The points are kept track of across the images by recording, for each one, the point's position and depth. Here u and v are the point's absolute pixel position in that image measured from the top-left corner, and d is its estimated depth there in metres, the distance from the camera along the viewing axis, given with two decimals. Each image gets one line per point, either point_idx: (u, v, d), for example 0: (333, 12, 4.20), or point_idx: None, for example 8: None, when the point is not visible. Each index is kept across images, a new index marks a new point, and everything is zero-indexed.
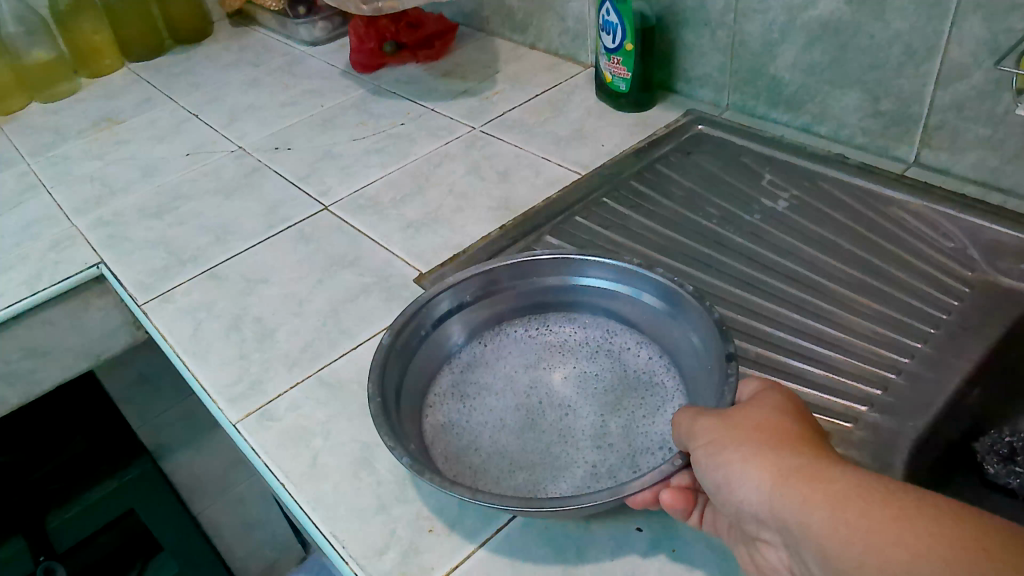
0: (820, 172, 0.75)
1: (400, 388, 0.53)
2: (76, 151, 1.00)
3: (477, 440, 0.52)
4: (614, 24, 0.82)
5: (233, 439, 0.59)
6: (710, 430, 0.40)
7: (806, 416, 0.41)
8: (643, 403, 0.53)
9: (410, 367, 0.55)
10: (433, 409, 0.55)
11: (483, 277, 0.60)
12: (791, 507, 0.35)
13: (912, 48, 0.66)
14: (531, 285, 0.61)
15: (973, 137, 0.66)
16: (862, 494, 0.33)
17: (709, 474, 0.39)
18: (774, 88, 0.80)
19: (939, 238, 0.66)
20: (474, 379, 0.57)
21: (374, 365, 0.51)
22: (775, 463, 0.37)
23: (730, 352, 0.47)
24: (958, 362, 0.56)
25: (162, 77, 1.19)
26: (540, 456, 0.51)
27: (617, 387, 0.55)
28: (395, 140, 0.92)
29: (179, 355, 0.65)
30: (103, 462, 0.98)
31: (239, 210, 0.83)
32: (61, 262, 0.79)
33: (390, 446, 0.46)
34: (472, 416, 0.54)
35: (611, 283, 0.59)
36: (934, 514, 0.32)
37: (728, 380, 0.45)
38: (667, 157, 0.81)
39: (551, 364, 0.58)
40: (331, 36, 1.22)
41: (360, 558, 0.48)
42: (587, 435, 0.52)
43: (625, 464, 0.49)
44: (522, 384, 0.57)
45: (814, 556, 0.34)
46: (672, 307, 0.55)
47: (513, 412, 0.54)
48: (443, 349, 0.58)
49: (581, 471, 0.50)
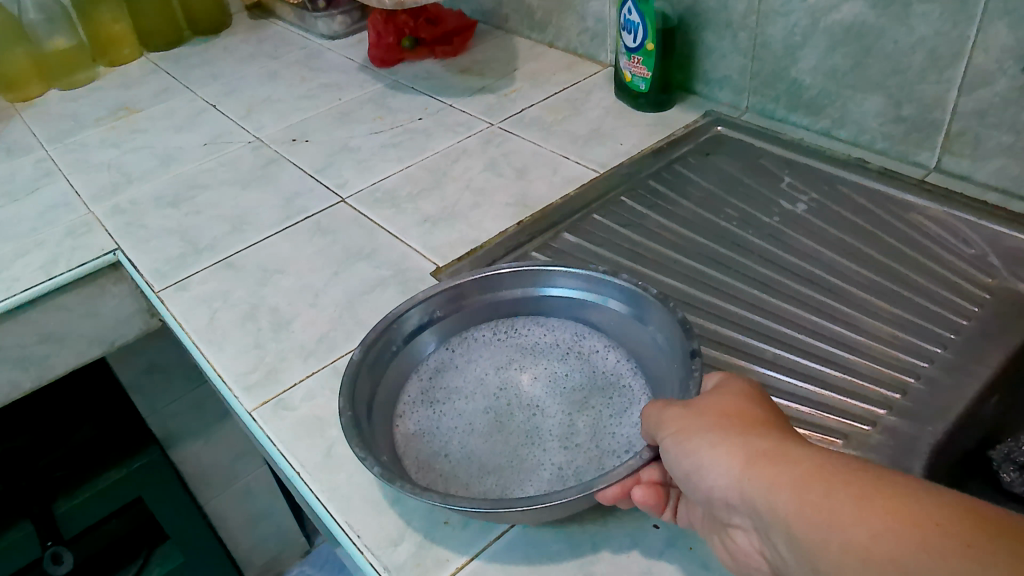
0: (840, 176, 0.75)
1: (374, 401, 0.53)
2: (93, 139, 1.00)
3: (445, 445, 0.52)
4: (635, 23, 0.82)
5: (248, 427, 0.59)
6: (679, 418, 0.40)
7: (767, 402, 0.41)
8: (609, 404, 0.53)
9: (384, 380, 0.55)
10: (405, 417, 0.54)
11: (449, 290, 0.59)
12: (757, 490, 0.35)
13: (937, 54, 0.66)
14: (499, 294, 0.60)
15: (995, 145, 0.66)
16: (823, 474, 0.33)
17: (678, 463, 0.39)
18: (794, 90, 0.80)
19: (959, 244, 0.66)
20: (444, 382, 0.56)
21: (346, 382, 0.51)
22: (742, 447, 0.37)
23: (694, 348, 0.48)
24: (979, 368, 0.56)
25: (180, 67, 1.19)
26: (508, 459, 0.50)
27: (586, 388, 0.54)
28: (412, 134, 0.92)
29: (195, 343, 0.66)
30: (111, 450, 1.00)
31: (256, 201, 0.84)
32: (77, 248, 0.79)
33: (362, 457, 0.46)
34: (440, 420, 0.53)
35: (577, 291, 0.59)
36: (891, 492, 0.32)
37: (692, 376, 0.46)
38: (685, 157, 0.81)
39: (519, 365, 0.57)
40: (349, 31, 1.22)
41: (375, 548, 0.48)
42: (554, 435, 0.51)
43: (592, 466, 0.49)
44: (491, 388, 0.56)
45: (782, 538, 0.34)
46: (640, 309, 0.54)
47: (480, 415, 0.54)
48: (415, 360, 0.58)
49: (549, 474, 0.49)
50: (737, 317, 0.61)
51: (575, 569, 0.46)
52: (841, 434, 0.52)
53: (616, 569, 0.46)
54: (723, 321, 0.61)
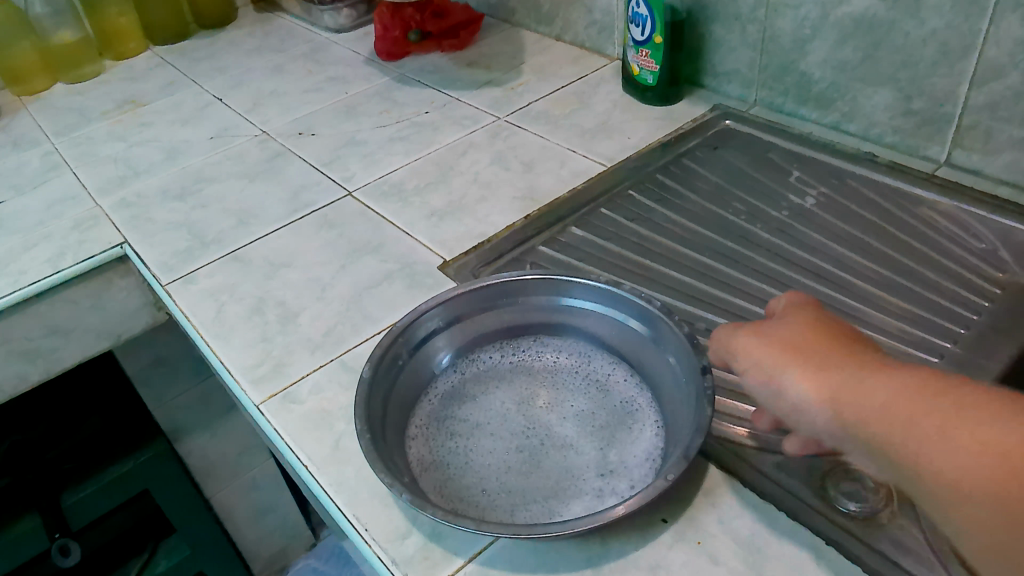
0: (849, 170, 0.74)
1: (387, 417, 0.51)
2: (100, 132, 1.00)
3: (459, 470, 0.50)
4: (643, 16, 0.82)
5: (256, 420, 0.59)
6: (754, 351, 0.43)
7: (836, 320, 0.44)
8: (621, 427, 0.52)
9: (394, 395, 0.53)
10: (417, 440, 0.52)
11: (454, 306, 0.57)
12: (840, 409, 0.38)
13: (948, 46, 0.65)
14: (503, 310, 0.59)
15: (1007, 139, 0.66)
16: (901, 389, 0.36)
17: (759, 389, 0.43)
18: (803, 84, 0.79)
19: (969, 239, 0.65)
20: (453, 406, 0.55)
21: (360, 396, 0.49)
22: (819, 373, 0.40)
23: (705, 365, 0.48)
24: (990, 363, 0.55)
25: (186, 61, 1.19)
26: (526, 481, 0.49)
27: (599, 411, 0.53)
28: (419, 128, 0.92)
29: (202, 336, 0.66)
30: (118, 441, 1.00)
31: (263, 194, 0.84)
32: (85, 241, 0.79)
33: (388, 482, 0.44)
34: (452, 445, 0.52)
35: (580, 306, 0.58)
36: (965, 398, 0.34)
37: (705, 395, 0.46)
38: (693, 151, 0.81)
39: (526, 387, 0.56)
40: (355, 24, 1.22)
41: (383, 542, 0.48)
42: (568, 456, 0.50)
43: (610, 491, 0.48)
44: (499, 410, 0.54)
45: (866, 450, 0.37)
46: (653, 331, 0.53)
47: (491, 437, 0.52)
48: (422, 373, 0.56)
49: (568, 494, 0.48)
50: (746, 313, 0.61)
51: (584, 563, 0.46)
52: None
53: (625, 563, 0.45)
54: (731, 316, 0.61)
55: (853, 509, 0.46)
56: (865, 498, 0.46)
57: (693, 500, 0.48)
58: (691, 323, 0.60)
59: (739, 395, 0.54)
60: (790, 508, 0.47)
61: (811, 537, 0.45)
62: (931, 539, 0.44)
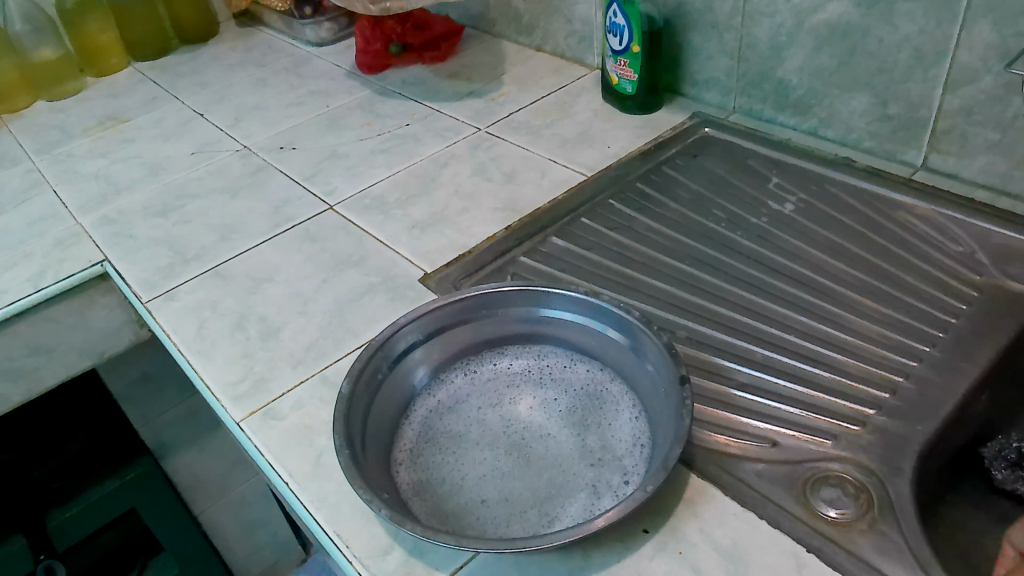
0: (828, 175, 0.75)
1: (367, 433, 0.50)
2: (81, 149, 1.00)
3: (455, 489, 0.50)
4: (621, 26, 0.82)
5: (237, 437, 0.59)
6: None
7: None
8: (605, 429, 0.53)
9: (375, 409, 0.52)
10: (404, 466, 0.52)
11: (437, 320, 0.57)
12: None
13: (922, 52, 0.66)
14: (486, 323, 0.59)
15: (982, 142, 0.66)
16: None
17: None
18: (781, 91, 0.80)
19: (947, 243, 0.66)
20: (438, 424, 0.55)
21: (339, 414, 0.48)
22: None
23: (683, 374, 0.48)
24: (969, 366, 0.56)
25: (168, 76, 1.19)
26: (512, 495, 0.49)
27: (583, 422, 0.54)
28: (401, 140, 0.92)
29: (183, 353, 0.65)
30: (105, 461, 0.99)
31: (244, 209, 0.83)
32: (65, 260, 0.79)
33: (367, 499, 0.44)
34: (442, 464, 0.52)
35: (562, 317, 0.57)
36: None
37: (684, 405, 0.46)
38: (673, 159, 0.81)
39: (511, 401, 0.56)
40: (337, 37, 1.22)
41: (364, 558, 0.48)
42: (554, 468, 0.51)
43: (603, 493, 0.48)
44: (486, 425, 0.55)
45: None
46: (629, 338, 0.54)
47: (478, 453, 0.53)
48: (405, 389, 0.56)
49: (555, 506, 0.48)
50: (727, 319, 0.61)
51: None
52: (831, 435, 0.52)
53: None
54: (712, 323, 0.61)
55: (834, 515, 0.46)
56: (845, 505, 0.47)
57: (675, 510, 0.48)
58: (671, 331, 0.60)
59: (719, 403, 0.54)
60: (772, 516, 0.47)
61: (792, 544, 0.45)
62: (913, 545, 0.44)
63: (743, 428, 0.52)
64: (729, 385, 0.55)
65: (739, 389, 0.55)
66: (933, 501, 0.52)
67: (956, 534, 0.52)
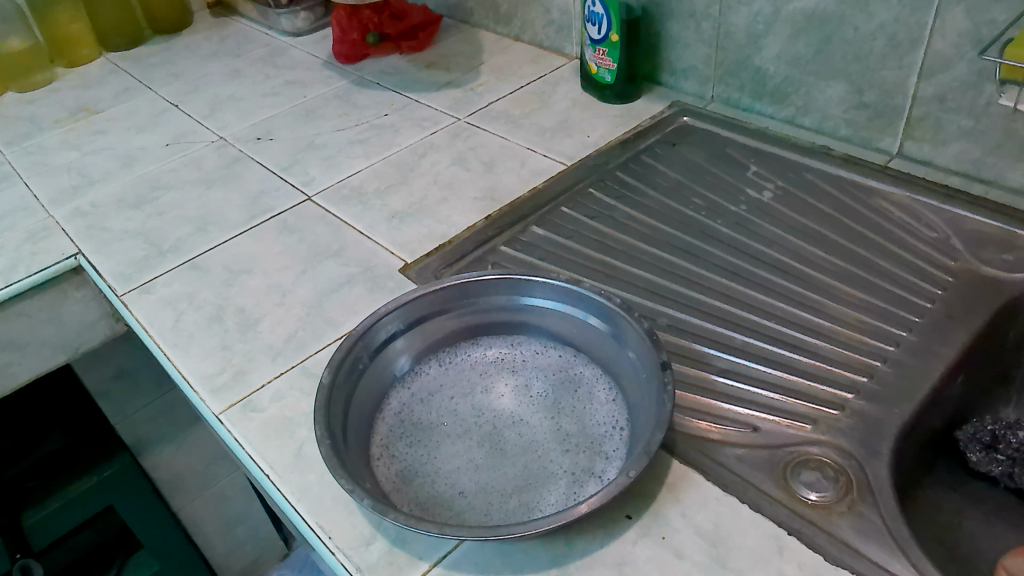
0: (805, 164, 0.75)
1: (348, 423, 0.50)
2: (53, 141, 0.98)
3: (437, 479, 0.50)
4: (599, 15, 0.82)
5: (216, 431, 0.58)
6: None
7: None
8: (582, 417, 0.53)
9: (355, 400, 0.52)
10: (384, 460, 0.51)
11: (416, 308, 0.57)
12: None
13: (897, 39, 0.66)
14: (465, 311, 0.58)
15: (955, 129, 0.67)
16: None
17: None
18: (758, 79, 0.80)
19: (922, 228, 0.66)
20: (414, 415, 0.54)
21: (319, 405, 0.48)
22: None
23: (664, 360, 0.48)
24: (945, 349, 0.56)
25: (140, 67, 1.16)
26: (496, 482, 0.49)
27: (563, 409, 0.54)
28: (379, 130, 0.91)
29: (160, 346, 0.64)
30: (81, 457, 0.98)
31: (221, 201, 0.82)
32: (37, 253, 0.77)
33: (349, 489, 0.43)
34: (423, 456, 0.51)
35: (541, 304, 0.57)
36: None
37: (666, 390, 0.46)
38: (652, 148, 0.81)
39: (490, 389, 0.56)
40: (313, 27, 1.21)
41: (346, 549, 0.47)
42: (537, 454, 0.51)
43: (584, 479, 0.49)
44: (466, 414, 0.54)
45: None
46: (611, 326, 0.54)
47: (459, 441, 0.52)
48: (383, 379, 0.55)
49: (540, 492, 0.48)
50: (707, 306, 0.61)
51: (549, 564, 0.45)
52: (810, 420, 0.52)
53: (590, 564, 0.45)
54: (692, 310, 0.61)
55: (814, 498, 0.47)
56: (825, 488, 0.47)
57: (656, 495, 0.48)
58: (652, 319, 0.61)
59: (699, 389, 0.54)
60: (753, 500, 0.47)
61: (773, 527, 0.45)
62: (892, 526, 0.45)
63: (723, 414, 0.53)
64: (709, 370, 0.56)
65: (720, 375, 0.55)
66: (910, 483, 0.52)
67: (932, 514, 0.53)
